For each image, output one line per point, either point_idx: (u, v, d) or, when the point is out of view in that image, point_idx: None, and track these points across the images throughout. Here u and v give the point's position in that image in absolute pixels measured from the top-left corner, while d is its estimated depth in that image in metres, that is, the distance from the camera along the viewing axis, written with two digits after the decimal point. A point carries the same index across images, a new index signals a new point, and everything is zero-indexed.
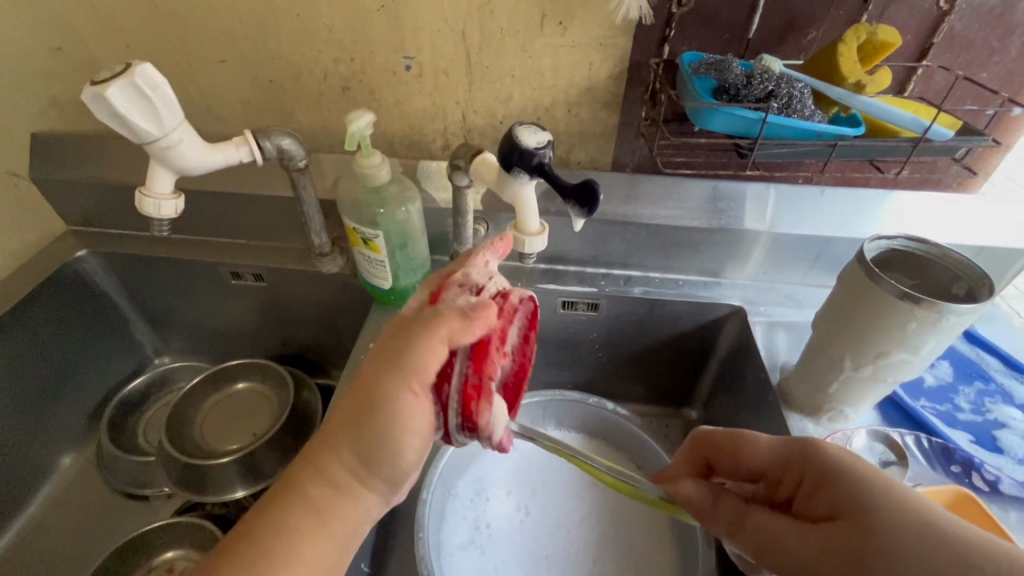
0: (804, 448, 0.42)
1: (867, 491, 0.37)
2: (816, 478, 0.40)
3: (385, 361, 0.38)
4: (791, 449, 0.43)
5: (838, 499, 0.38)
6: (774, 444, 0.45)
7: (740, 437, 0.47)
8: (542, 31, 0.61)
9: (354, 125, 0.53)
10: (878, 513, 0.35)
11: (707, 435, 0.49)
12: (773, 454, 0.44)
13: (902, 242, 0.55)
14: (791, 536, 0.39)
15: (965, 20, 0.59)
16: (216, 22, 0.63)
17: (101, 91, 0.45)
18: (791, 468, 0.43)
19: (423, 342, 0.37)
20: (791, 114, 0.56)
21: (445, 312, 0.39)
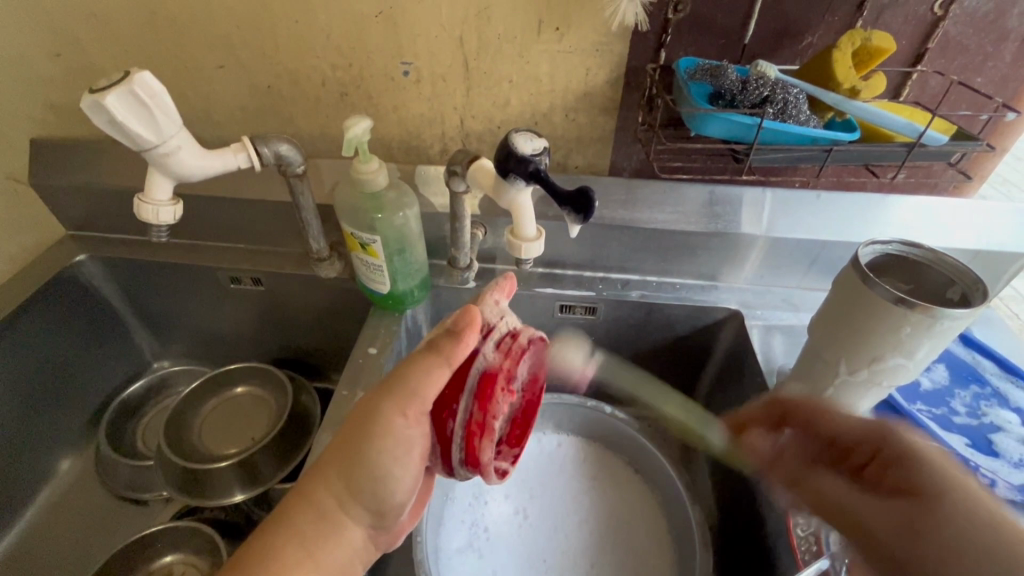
0: (890, 434, 0.41)
1: (945, 482, 0.36)
2: (892, 458, 0.40)
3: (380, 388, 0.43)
4: (878, 428, 0.42)
5: (902, 482, 0.38)
6: (860, 422, 0.44)
7: (836, 410, 0.47)
8: (539, 37, 0.61)
9: (352, 131, 0.53)
10: (944, 503, 0.35)
11: (792, 400, 0.50)
12: (854, 429, 0.44)
13: (897, 246, 0.56)
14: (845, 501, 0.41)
15: (959, 25, 0.59)
16: (215, 28, 0.64)
17: (100, 99, 0.45)
18: (865, 444, 0.43)
19: (422, 369, 0.42)
20: (786, 119, 0.56)
21: (437, 341, 0.44)
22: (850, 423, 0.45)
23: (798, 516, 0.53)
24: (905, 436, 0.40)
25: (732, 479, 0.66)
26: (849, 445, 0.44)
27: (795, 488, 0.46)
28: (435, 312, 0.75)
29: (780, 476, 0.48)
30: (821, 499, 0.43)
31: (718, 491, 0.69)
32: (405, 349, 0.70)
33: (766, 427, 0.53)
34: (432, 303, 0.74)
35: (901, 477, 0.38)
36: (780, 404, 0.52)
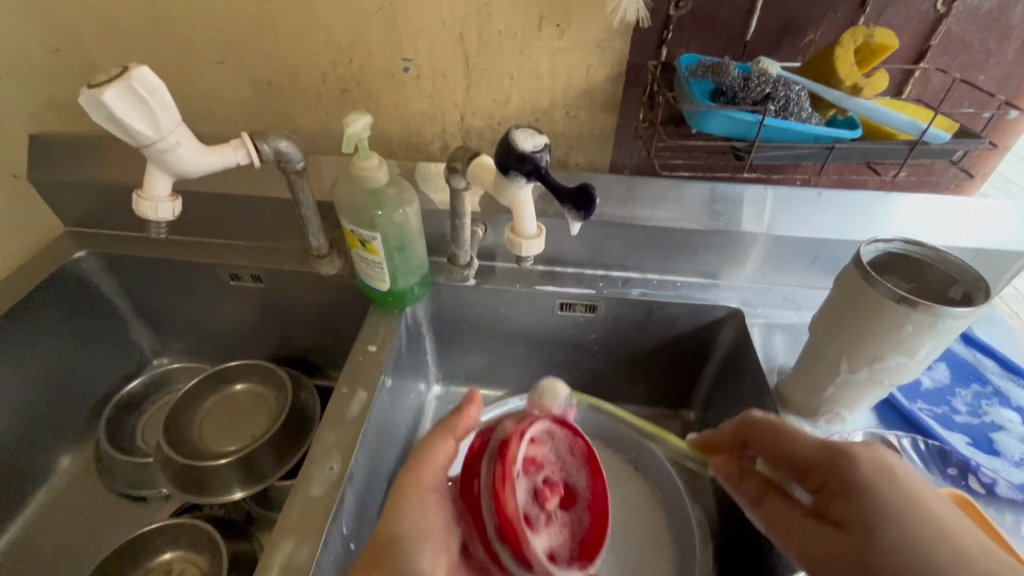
0: (835, 458, 0.41)
1: (888, 512, 0.37)
2: (837, 490, 0.41)
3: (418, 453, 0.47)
4: (825, 452, 0.42)
5: (848, 517, 0.39)
6: (809, 443, 0.44)
7: (786, 429, 0.46)
8: (540, 34, 0.61)
9: (352, 128, 0.53)
10: (884, 534, 0.36)
11: (749, 420, 0.50)
12: (801, 453, 0.44)
13: (901, 245, 0.55)
14: (801, 531, 0.42)
15: (962, 22, 0.59)
16: (214, 24, 0.63)
17: (98, 94, 0.45)
18: (815, 470, 0.43)
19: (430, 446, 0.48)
20: (788, 116, 0.56)
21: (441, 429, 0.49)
22: (800, 446, 0.44)
23: None
24: (846, 460, 0.41)
25: None
26: (801, 468, 0.44)
27: (762, 508, 0.48)
28: (435, 310, 0.75)
29: (750, 496, 0.49)
30: (780, 525, 0.45)
31: (718, 489, 0.69)
32: (405, 347, 0.70)
33: (733, 441, 0.53)
34: (432, 301, 0.74)
35: (845, 512, 0.39)
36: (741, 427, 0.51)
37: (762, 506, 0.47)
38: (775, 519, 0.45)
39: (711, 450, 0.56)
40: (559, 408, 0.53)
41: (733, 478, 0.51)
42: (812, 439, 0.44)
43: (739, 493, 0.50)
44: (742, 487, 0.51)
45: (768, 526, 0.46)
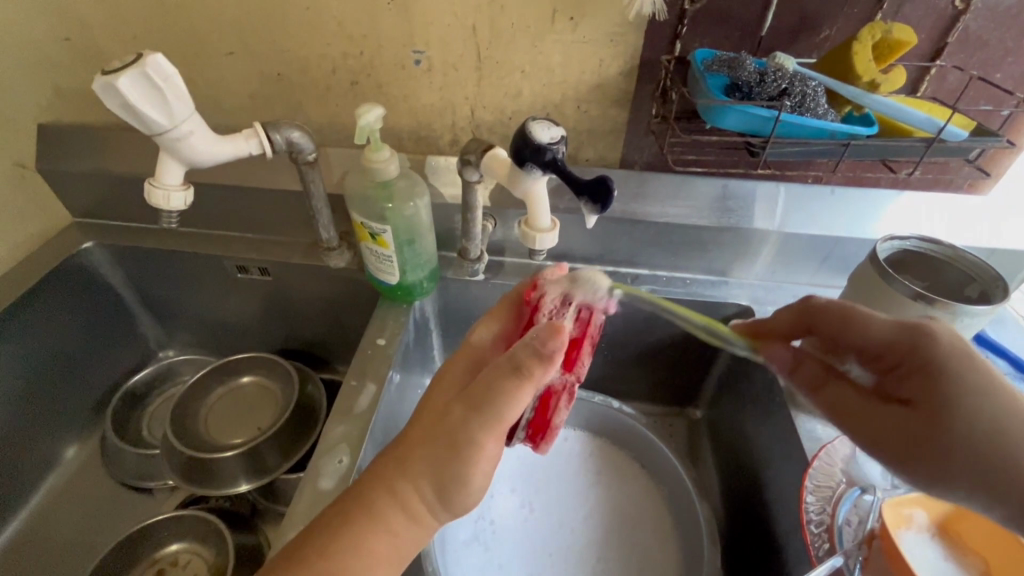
0: (914, 340, 0.43)
1: (964, 389, 0.40)
2: (912, 368, 0.43)
3: (469, 410, 0.39)
4: (901, 337, 0.44)
5: (920, 395, 0.42)
6: (883, 329, 0.45)
7: (854, 315, 0.47)
8: (553, 26, 0.61)
9: (365, 119, 0.52)
10: (956, 407, 0.40)
11: (813, 307, 0.50)
12: (874, 340, 0.46)
13: (916, 243, 0.55)
14: (867, 410, 0.47)
15: (980, 20, 0.58)
16: (225, 14, 0.63)
17: (112, 80, 0.45)
18: (888, 352, 0.45)
19: (509, 394, 0.38)
20: (804, 112, 0.55)
21: (524, 361, 0.38)
22: (872, 332, 0.46)
23: (810, 512, 0.51)
24: (925, 340, 0.43)
25: (740, 476, 0.65)
26: (871, 351, 0.46)
27: (821, 393, 0.51)
28: (443, 304, 0.75)
29: (802, 379, 0.53)
30: (845, 410, 0.49)
31: (726, 487, 0.69)
32: (413, 341, 0.70)
33: (786, 331, 0.54)
34: (440, 295, 0.74)
35: (920, 390, 0.42)
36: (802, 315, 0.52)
37: (819, 389, 0.52)
38: (837, 402, 0.50)
39: (759, 336, 0.56)
40: (601, 298, 0.53)
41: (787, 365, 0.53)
42: (887, 323, 0.45)
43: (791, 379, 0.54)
44: (795, 374, 0.54)
45: (830, 412, 0.51)
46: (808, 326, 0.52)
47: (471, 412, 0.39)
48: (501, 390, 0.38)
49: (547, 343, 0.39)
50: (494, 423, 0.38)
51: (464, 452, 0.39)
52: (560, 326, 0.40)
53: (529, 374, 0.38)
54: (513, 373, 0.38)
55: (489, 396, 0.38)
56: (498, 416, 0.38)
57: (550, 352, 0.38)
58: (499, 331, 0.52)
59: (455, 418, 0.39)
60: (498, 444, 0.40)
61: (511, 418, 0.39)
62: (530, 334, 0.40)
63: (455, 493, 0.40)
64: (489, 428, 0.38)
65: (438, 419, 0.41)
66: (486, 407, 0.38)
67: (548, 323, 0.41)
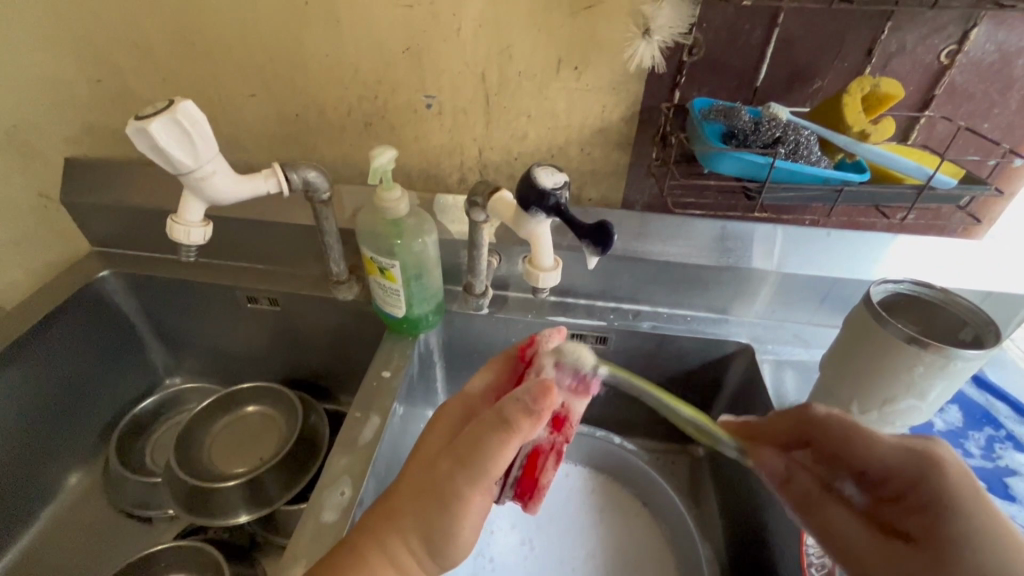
0: (922, 468, 0.41)
1: (970, 528, 0.37)
2: (919, 498, 0.40)
3: (457, 463, 0.40)
4: (908, 463, 0.42)
5: (927, 532, 0.39)
6: (887, 452, 0.43)
7: (856, 434, 0.45)
8: (558, 75, 0.64)
9: (377, 160, 0.55)
10: (958, 543, 0.37)
11: (811, 418, 0.49)
12: (878, 460, 0.44)
13: (910, 286, 0.56)
14: (861, 536, 0.43)
15: (965, 73, 0.61)
16: (250, 61, 0.67)
17: (144, 125, 0.47)
18: (893, 478, 0.43)
19: (496, 448, 0.39)
20: (798, 159, 0.58)
21: (511, 419, 0.39)
22: (878, 452, 0.44)
23: (812, 555, 0.52)
24: (928, 469, 0.40)
25: (742, 515, 0.65)
26: (875, 473, 0.44)
27: (813, 512, 0.47)
28: (448, 337, 0.76)
29: (796, 495, 0.49)
30: (837, 533, 0.44)
31: (729, 528, 0.68)
32: (417, 373, 0.71)
33: (781, 439, 0.52)
34: (445, 328, 0.75)
35: (924, 522, 0.39)
36: (805, 428, 0.50)
37: (811, 508, 0.47)
38: (830, 526, 0.45)
39: (754, 439, 0.54)
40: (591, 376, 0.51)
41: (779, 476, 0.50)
42: (893, 449, 0.43)
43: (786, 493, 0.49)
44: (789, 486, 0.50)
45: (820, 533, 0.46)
46: (809, 439, 0.49)
47: (458, 467, 0.40)
48: (489, 445, 0.39)
49: (538, 403, 0.39)
50: (479, 478, 0.39)
51: (461, 492, 0.40)
52: (551, 385, 0.39)
53: (515, 430, 0.39)
54: (501, 427, 0.39)
55: (476, 448, 0.40)
56: (484, 472, 0.39)
57: (539, 411, 0.39)
58: (492, 382, 0.54)
59: (443, 471, 0.41)
60: (484, 497, 0.41)
61: (496, 470, 0.40)
62: (522, 386, 0.41)
63: (453, 529, 0.40)
64: (475, 484, 0.40)
65: (429, 471, 0.42)
66: (473, 461, 0.39)
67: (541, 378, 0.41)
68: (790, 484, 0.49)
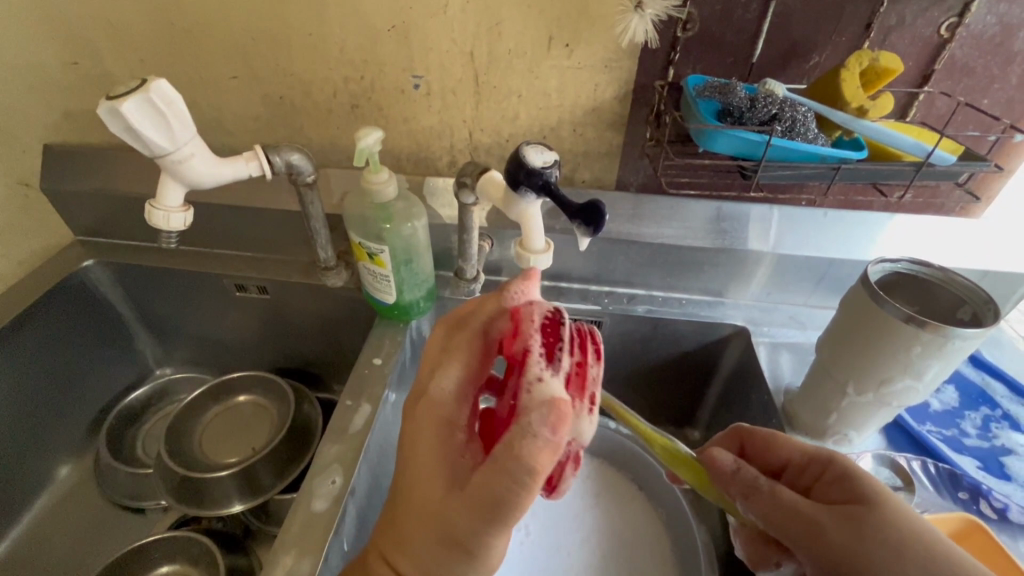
0: (832, 454, 0.45)
1: (883, 490, 0.41)
2: (839, 474, 0.43)
3: (477, 516, 0.35)
4: (823, 452, 0.46)
5: (857, 493, 0.41)
6: (803, 445, 0.47)
7: (777, 435, 0.49)
8: (549, 53, 0.62)
9: (364, 142, 0.53)
10: (886, 503, 0.40)
11: (742, 427, 0.52)
12: (801, 448, 0.47)
13: (907, 265, 0.55)
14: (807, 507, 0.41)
15: (965, 48, 0.60)
16: (230, 40, 0.65)
17: (117, 105, 0.46)
18: (813, 463, 0.46)
19: (522, 495, 0.33)
20: (795, 137, 0.56)
21: (532, 462, 0.33)
22: (797, 447, 0.48)
23: None
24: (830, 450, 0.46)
25: None
26: (800, 461, 0.47)
27: (753, 499, 0.44)
28: None
29: (737, 485, 0.45)
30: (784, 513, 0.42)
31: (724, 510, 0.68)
32: (409, 360, 0.70)
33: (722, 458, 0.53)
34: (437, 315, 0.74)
35: (853, 489, 0.41)
36: (734, 438, 0.53)
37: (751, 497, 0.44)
38: (777, 507, 0.42)
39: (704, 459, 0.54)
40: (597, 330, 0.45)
41: (727, 469, 0.46)
42: (805, 444, 0.48)
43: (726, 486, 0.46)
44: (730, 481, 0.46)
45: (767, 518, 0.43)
46: (742, 440, 0.52)
47: (481, 520, 0.35)
48: (510, 495, 0.33)
49: (555, 433, 0.33)
50: (508, 526, 0.35)
51: (490, 539, 0.35)
52: (565, 409, 0.34)
53: (540, 471, 0.33)
54: (525, 476, 0.33)
55: (498, 500, 0.34)
56: (513, 519, 0.34)
57: (560, 442, 0.33)
58: (465, 376, 0.43)
59: (464, 526, 0.35)
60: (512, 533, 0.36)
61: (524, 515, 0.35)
62: (528, 412, 0.35)
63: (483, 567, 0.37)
64: (504, 530, 0.35)
65: (438, 520, 0.36)
66: (501, 513, 0.34)
67: (550, 402, 0.34)
68: (733, 479, 0.46)
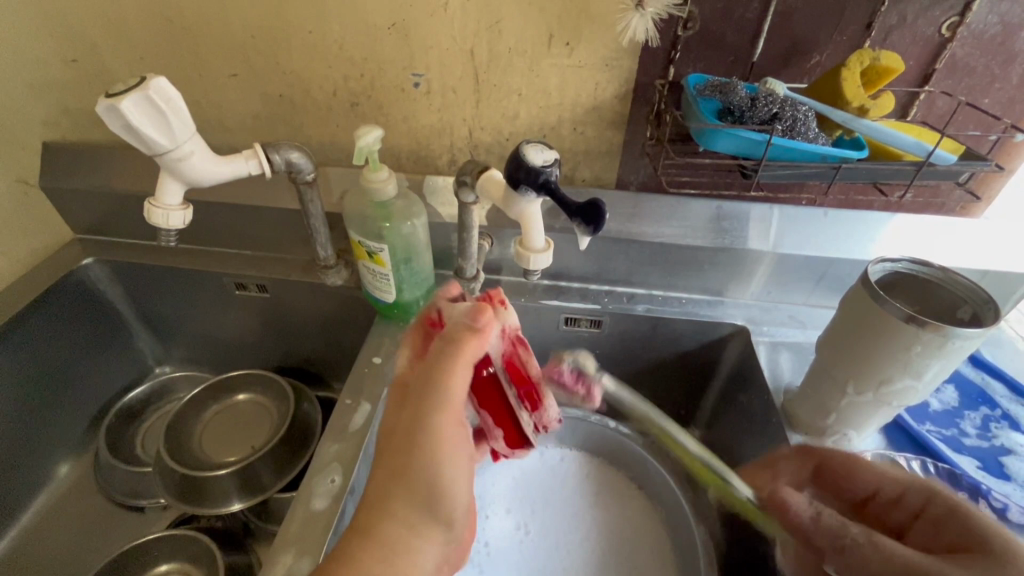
0: (926, 484, 0.45)
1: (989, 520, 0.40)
2: (943, 510, 0.43)
3: (420, 408, 0.40)
4: (921, 485, 0.45)
5: (967, 535, 0.40)
6: (888, 474, 0.47)
7: (858, 461, 0.49)
8: (550, 51, 0.62)
9: (363, 140, 0.53)
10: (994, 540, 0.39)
11: (816, 449, 0.52)
12: (892, 481, 0.47)
13: (907, 264, 0.55)
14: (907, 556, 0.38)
15: (967, 47, 0.59)
16: (230, 37, 0.64)
17: (116, 103, 0.46)
18: (911, 495, 0.45)
19: (444, 369, 0.41)
20: (795, 136, 0.56)
21: (456, 338, 0.43)
22: (884, 477, 0.47)
23: None
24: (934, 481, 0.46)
25: None
26: (892, 493, 0.46)
27: (841, 554, 0.41)
28: None
29: (823, 540, 0.44)
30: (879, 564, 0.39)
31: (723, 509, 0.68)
32: None
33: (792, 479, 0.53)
34: None
35: (964, 529, 0.40)
36: (806, 458, 0.52)
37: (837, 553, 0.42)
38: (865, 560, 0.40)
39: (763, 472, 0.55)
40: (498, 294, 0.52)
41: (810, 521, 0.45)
42: (889, 471, 0.48)
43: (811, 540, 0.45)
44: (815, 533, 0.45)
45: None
46: (819, 464, 0.51)
47: (425, 410, 0.40)
48: (437, 373, 0.41)
49: (478, 318, 0.44)
50: (445, 409, 0.40)
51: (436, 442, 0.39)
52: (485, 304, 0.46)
53: (464, 347, 0.42)
54: (447, 353, 0.42)
55: (429, 385, 0.41)
56: (445, 401, 0.40)
57: (484, 323, 0.44)
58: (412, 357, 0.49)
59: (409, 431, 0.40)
60: (457, 430, 0.41)
61: (459, 398, 0.41)
62: (461, 314, 0.47)
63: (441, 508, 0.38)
64: (444, 415, 0.40)
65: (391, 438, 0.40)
66: (431, 395, 0.40)
67: (476, 304, 0.46)
68: (817, 530, 0.44)
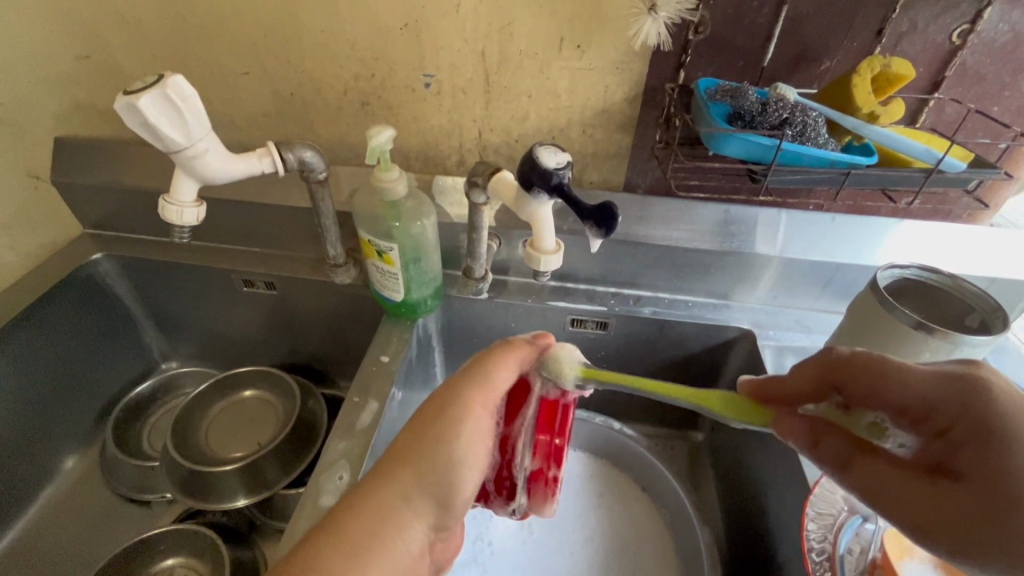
0: (966, 394, 0.35)
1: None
2: (979, 435, 0.33)
3: (459, 382, 0.47)
4: (951, 388, 0.35)
5: (981, 468, 0.33)
6: (928, 379, 0.37)
7: (888, 365, 0.38)
8: (560, 54, 0.62)
9: (375, 140, 0.54)
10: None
11: (836, 356, 0.41)
12: (920, 392, 0.37)
13: (916, 271, 0.55)
14: (907, 495, 0.36)
15: (977, 54, 0.60)
16: (243, 36, 0.65)
17: (133, 100, 0.46)
18: (937, 410, 0.36)
19: (496, 357, 0.49)
20: (805, 141, 0.57)
21: (514, 342, 0.50)
22: (915, 382, 0.37)
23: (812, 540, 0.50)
24: (976, 380, 0.35)
25: (740, 499, 0.66)
26: (915, 408, 0.37)
27: (851, 471, 0.40)
28: (447, 321, 0.75)
29: (828, 457, 0.42)
30: (881, 492, 0.38)
31: (727, 513, 0.68)
32: (416, 358, 0.70)
33: (802, 389, 0.43)
34: (443, 313, 0.74)
35: (992, 470, 0.32)
36: (821, 367, 0.42)
37: (846, 469, 0.41)
38: (873, 489, 0.38)
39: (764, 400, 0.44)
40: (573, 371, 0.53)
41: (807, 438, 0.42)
42: (925, 378, 0.37)
43: (813, 454, 0.43)
44: (815, 448, 0.43)
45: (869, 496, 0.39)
46: (836, 382, 0.41)
47: (462, 381, 0.47)
48: (486, 360, 0.48)
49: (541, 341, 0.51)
50: (480, 385, 0.47)
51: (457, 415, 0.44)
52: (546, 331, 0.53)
53: (517, 348, 0.50)
54: (502, 348, 0.50)
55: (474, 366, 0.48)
56: (484, 377, 0.47)
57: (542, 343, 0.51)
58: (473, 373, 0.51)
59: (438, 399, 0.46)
60: (483, 411, 0.46)
61: (497, 389, 0.48)
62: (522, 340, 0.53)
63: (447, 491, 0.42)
64: (476, 390, 0.46)
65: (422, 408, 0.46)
66: (475, 369, 0.48)
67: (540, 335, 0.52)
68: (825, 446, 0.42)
